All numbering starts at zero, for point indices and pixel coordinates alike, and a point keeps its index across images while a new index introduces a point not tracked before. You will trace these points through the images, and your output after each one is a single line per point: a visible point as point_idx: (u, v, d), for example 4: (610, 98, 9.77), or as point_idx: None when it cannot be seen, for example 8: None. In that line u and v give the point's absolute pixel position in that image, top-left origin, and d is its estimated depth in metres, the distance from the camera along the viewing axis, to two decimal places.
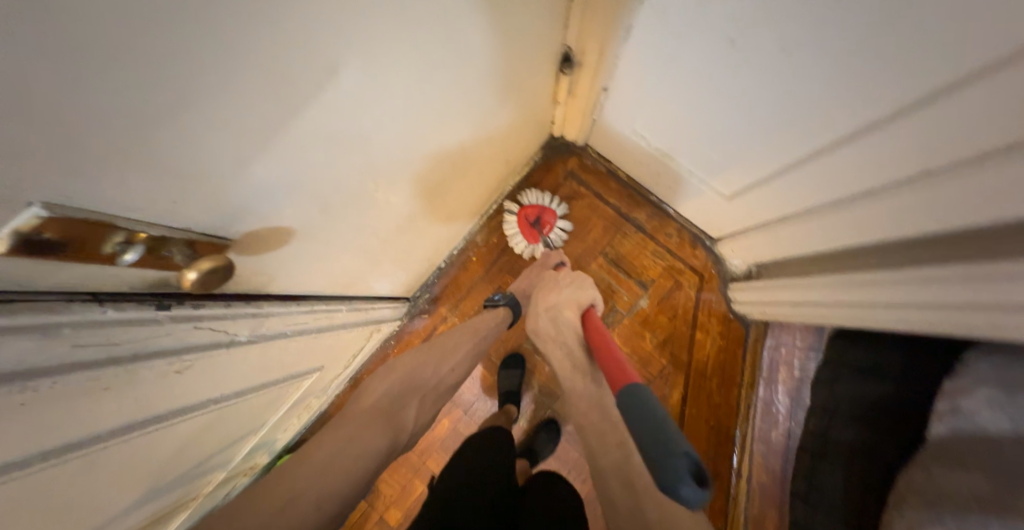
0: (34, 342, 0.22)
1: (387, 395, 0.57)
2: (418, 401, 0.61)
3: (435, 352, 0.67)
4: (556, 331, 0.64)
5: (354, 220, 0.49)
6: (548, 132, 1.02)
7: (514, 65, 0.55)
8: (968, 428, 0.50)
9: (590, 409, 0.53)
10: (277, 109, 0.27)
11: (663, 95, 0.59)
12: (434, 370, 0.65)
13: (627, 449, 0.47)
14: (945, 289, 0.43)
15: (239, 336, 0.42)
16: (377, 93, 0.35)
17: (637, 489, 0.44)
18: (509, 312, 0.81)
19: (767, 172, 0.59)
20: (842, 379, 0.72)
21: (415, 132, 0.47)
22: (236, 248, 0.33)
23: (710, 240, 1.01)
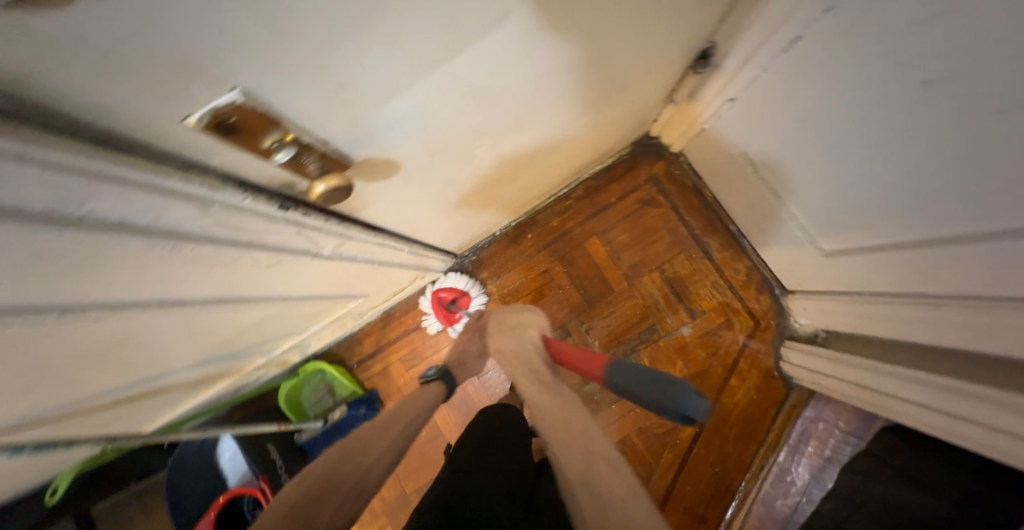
0: (191, 209, 0.25)
1: (287, 504, 0.38)
2: (335, 509, 0.40)
3: (353, 446, 0.47)
4: (520, 348, 0.56)
5: (448, 171, 0.49)
6: (646, 130, 0.96)
7: (648, 54, 0.51)
8: None
9: (557, 421, 0.42)
10: (438, 46, 0.26)
11: (797, 126, 0.53)
12: (358, 465, 0.45)
13: (591, 456, 0.36)
14: None
15: (324, 249, 0.44)
16: (520, 50, 0.33)
17: (605, 505, 0.31)
18: (442, 387, 0.64)
19: (886, 241, 0.53)
20: (879, 477, 0.64)
21: (532, 99, 0.45)
22: (354, 170, 0.34)
23: (780, 290, 0.93)
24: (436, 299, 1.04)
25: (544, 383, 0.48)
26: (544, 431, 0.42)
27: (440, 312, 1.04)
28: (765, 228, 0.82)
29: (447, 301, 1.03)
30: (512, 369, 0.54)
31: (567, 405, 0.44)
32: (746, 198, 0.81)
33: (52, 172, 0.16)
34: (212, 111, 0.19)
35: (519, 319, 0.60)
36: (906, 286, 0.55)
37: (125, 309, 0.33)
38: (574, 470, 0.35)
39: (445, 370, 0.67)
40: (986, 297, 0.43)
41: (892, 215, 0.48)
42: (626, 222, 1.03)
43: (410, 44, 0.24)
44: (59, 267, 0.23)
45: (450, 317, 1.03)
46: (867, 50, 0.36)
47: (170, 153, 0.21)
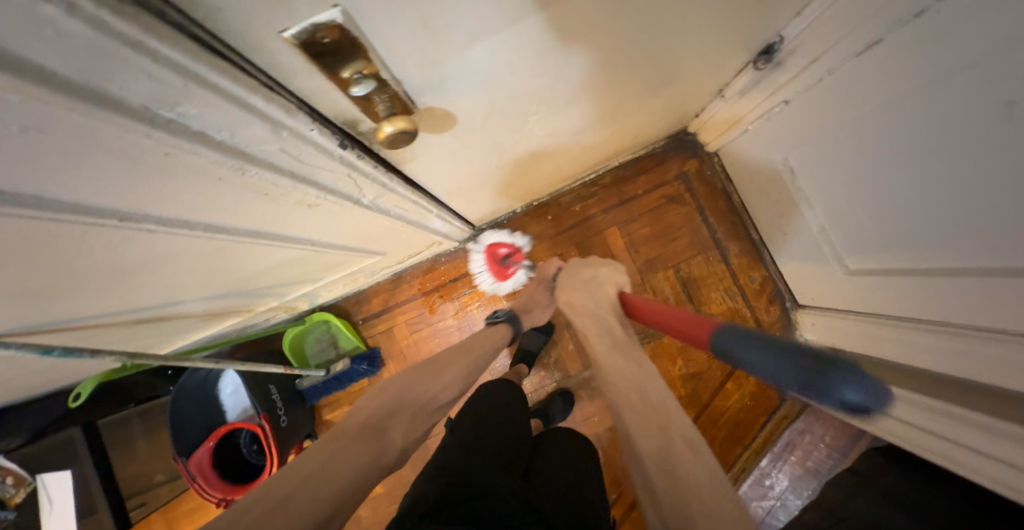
0: (265, 133, 0.24)
1: (372, 413, 0.45)
2: (410, 420, 0.47)
3: (425, 371, 0.54)
4: (594, 305, 0.60)
5: (494, 138, 0.48)
6: (684, 124, 0.94)
7: (713, 42, 0.49)
8: None
9: (630, 390, 0.43)
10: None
11: (849, 138, 0.52)
12: (428, 387, 0.52)
13: (672, 434, 0.36)
14: None
15: (364, 198, 0.44)
16: (598, 20, 0.32)
17: (681, 483, 0.32)
18: (509, 330, 0.72)
19: (914, 267, 0.53)
20: (859, 495, 0.65)
21: (593, 74, 0.44)
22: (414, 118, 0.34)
23: (792, 304, 0.94)
24: (490, 253, 1.04)
25: (617, 346, 0.51)
26: (613, 396, 0.45)
27: (493, 266, 1.05)
28: (791, 240, 0.81)
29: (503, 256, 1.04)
30: (586, 327, 0.58)
31: (639, 373, 0.45)
32: (777, 208, 0.80)
33: (159, 66, 0.16)
34: (310, 30, 0.19)
35: (592, 277, 0.65)
36: (925, 313, 0.55)
37: (174, 227, 0.33)
38: (646, 445, 0.36)
39: (513, 312, 0.75)
40: (1007, 332, 0.43)
41: (930, 243, 0.48)
42: (649, 216, 1.02)
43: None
44: (130, 164, 0.23)
45: (503, 272, 1.04)
46: (951, 65, 0.34)
47: (257, 67, 0.21)
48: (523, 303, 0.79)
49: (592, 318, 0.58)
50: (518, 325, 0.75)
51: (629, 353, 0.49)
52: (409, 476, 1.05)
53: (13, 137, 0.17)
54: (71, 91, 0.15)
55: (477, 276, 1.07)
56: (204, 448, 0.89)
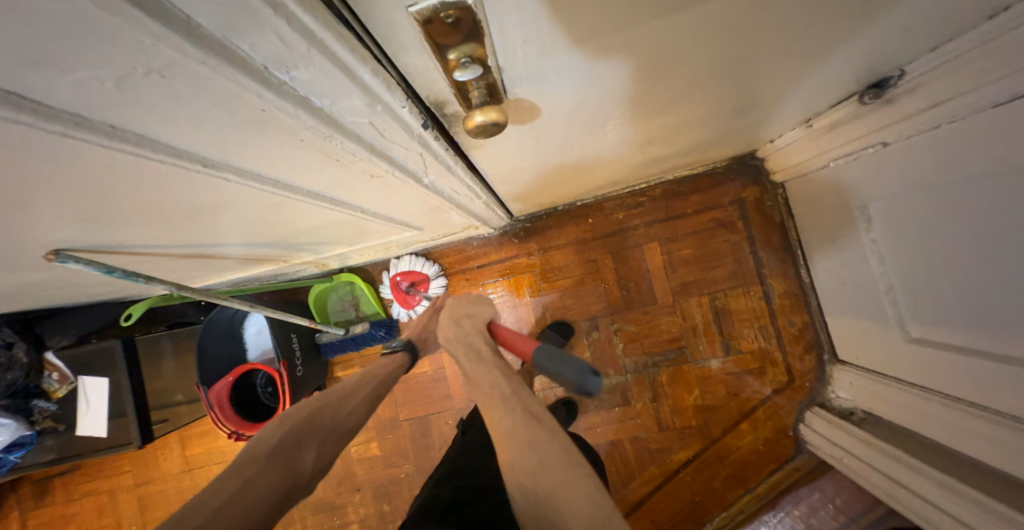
0: (362, 106, 0.24)
1: (273, 444, 0.45)
2: (317, 447, 0.48)
3: (332, 395, 0.54)
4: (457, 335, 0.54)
5: (565, 136, 0.47)
6: (753, 148, 0.89)
7: (820, 68, 0.45)
8: None
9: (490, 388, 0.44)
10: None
11: (947, 197, 0.47)
12: (334, 411, 0.52)
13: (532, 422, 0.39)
14: None
15: (425, 177, 0.44)
16: (711, 32, 0.30)
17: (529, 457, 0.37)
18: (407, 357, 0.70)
19: (984, 349, 0.49)
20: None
21: (687, 86, 0.41)
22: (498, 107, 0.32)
23: (829, 357, 0.89)
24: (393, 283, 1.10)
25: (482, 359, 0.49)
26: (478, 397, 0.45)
27: (398, 296, 1.10)
28: (847, 289, 0.77)
29: (405, 285, 1.09)
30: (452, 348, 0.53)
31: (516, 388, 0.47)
32: (840, 254, 0.76)
33: (292, 29, 0.15)
34: (438, 8, 0.18)
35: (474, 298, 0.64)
36: (988, 401, 0.51)
37: (247, 179, 0.34)
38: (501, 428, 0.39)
39: (409, 339, 0.72)
40: None
41: (1013, 329, 0.43)
42: (692, 238, 0.98)
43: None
44: (227, 117, 0.23)
45: (408, 300, 1.09)
46: None
47: (373, 37, 0.20)
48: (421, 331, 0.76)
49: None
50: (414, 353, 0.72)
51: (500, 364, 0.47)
52: (407, 446, 1.08)
53: (135, 77, 0.17)
54: (200, 39, 0.15)
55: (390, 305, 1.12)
56: (223, 382, 0.94)
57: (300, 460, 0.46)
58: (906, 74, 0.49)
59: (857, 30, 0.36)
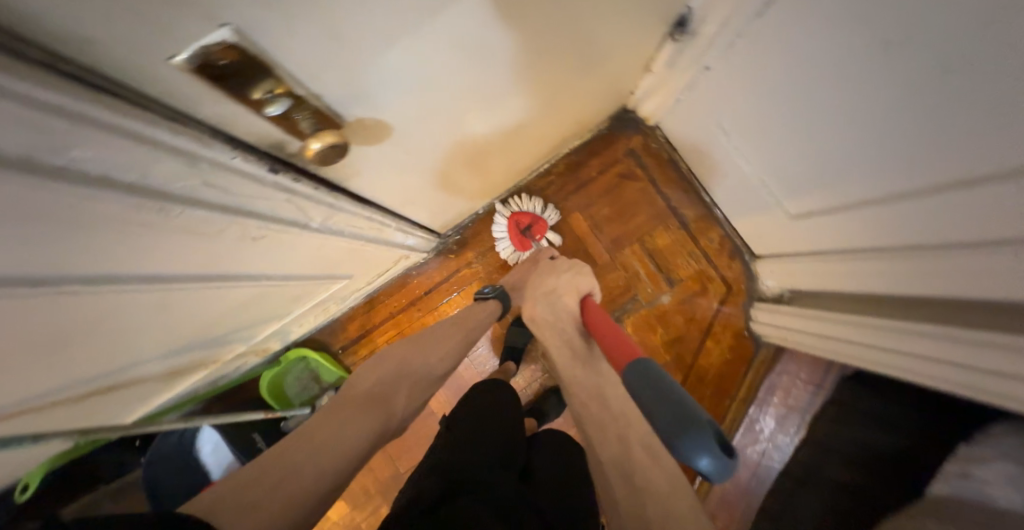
0: (179, 167, 0.23)
1: (376, 387, 0.54)
2: (409, 390, 0.57)
3: (418, 345, 0.62)
4: (555, 318, 0.66)
5: (435, 141, 0.48)
6: (623, 103, 0.97)
7: (629, 23, 0.52)
8: (967, 496, 0.50)
9: (592, 404, 0.53)
10: None
11: (770, 84, 0.55)
12: (425, 360, 0.61)
13: (626, 441, 0.46)
14: (1009, 361, 0.43)
15: (311, 222, 0.43)
16: (506, 14, 0.33)
17: (639, 489, 0.41)
18: (499, 306, 0.74)
19: (847, 201, 0.58)
20: (851, 421, 0.76)
21: (521, 65, 0.45)
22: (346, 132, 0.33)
23: (750, 256, 1.00)
24: (512, 223, 1.02)
25: (579, 361, 0.60)
26: (582, 407, 0.54)
27: (515, 236, 1.02)
28: (736, 195, 0.87)
29: (524, 226, 1.02)
30: (550, 342, 0.65)
31: (605, 389, 0.54)
32: (721, 169, 0.85)
33: (54, 115, 0.14)
34: (204, 54, 0.18)
35: (554, 287, 0.68)
36: (871, 242, 0.59)
37: (110, 283, 0.31)
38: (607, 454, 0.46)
39: (502, 287, 0.77)
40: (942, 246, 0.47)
41: (860, 174, 0.51)
42: (607, 195, 1.05)
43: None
44: (63, 227, 0.21)
45: (525, 242, 1.02)
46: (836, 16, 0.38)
47: (156, 99, 0.20)
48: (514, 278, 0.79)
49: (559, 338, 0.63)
50: (506, 300, 0.76)
51: (602, 372, 0.57)
52: None
53: None
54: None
55: (500, 244, 1.04)
56: None
57: (390, 406, 0.53)
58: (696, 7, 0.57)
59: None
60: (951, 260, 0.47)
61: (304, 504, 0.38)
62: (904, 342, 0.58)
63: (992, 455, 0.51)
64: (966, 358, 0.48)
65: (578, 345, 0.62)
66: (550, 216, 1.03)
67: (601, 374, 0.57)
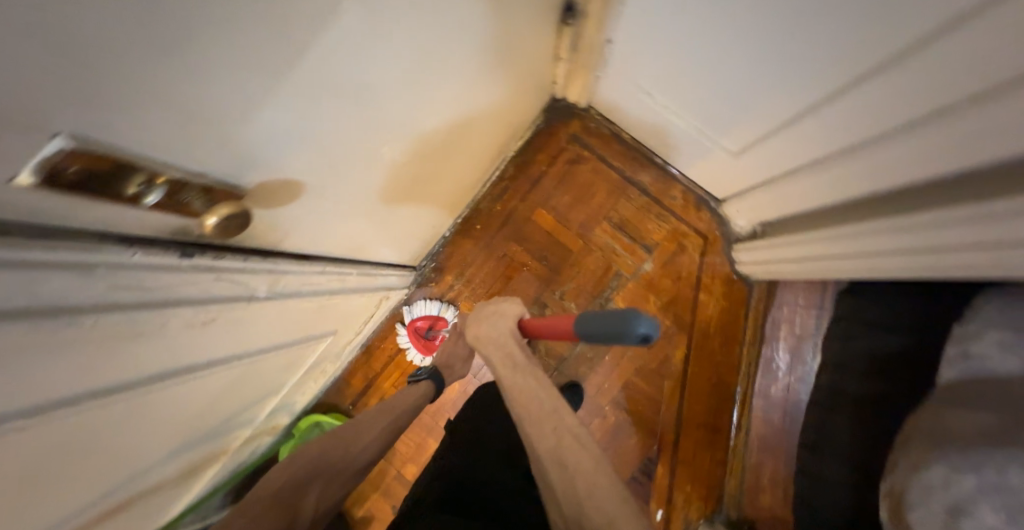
0: (74, 279, 0.24)
1: (291, 484, 0.53)
2: (322, 488, 0.57)
3: (346, 433, 0.63)
4: (497, 334, 0.64)
5: (360, 181, 0.50)
6: (551, 93, 1.01)
7: (520, 21, 0.55)
8: (977, 375, 0.49)
9: (533, 402, 0.52)
10: (298, 53, 0.26)
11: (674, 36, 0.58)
12: (347, 450, 0.61)
13: (561, 432, 0.48)
14: (962, 229, 0.44)
15: (258, 291, 0.43)
16: (384, 48, 0.35)
17: (571, 477, 0.43)
18: (430, 385, 0.78)
19: (777, 124, 0.60)
20: (854, 333, 0.76)
21: (423, 90, 0.47)
22: (252, 199, 0.33)
23: (715, 202, 1.01)
24: (413, 329, 1.06)
25: (516, 367, 0.58)
26: (521, 407, 0.53)
27: (418, 342, 1.06)
28: (682, 148, 0.88)
29: (425, 330, 1.06)
30: (494, 359, 0.62)
31: (539, 386, 0.54)
32: (660, 128, 0.87)
33: None
34: (45, 170, 0.18)
35: (495, 310, 0.69)
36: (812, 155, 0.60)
37: (70, 406, 0.30)
38: (545, 447, 0.47)
39: (431, 367, 0.83)
40: (860, 141, 0.49)
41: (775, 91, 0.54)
42: (563, 184, 1.06)
43: (266, 64, 0.25)
44: None
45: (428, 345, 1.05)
46: None
47: (22, 224, 0.20)
48: (446, 356, 0.85)
49: (500, 349, 0.62)
50: (440, 380, 0.81)
51: (539, 376, 0.56)
52: None
53: None
54: None
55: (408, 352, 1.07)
56: None
57: (300, 504, 0.53)
58: None
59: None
60: (876, 150, 0.48)
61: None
62: (868, 242, 0.58)
63: (984, 323, 0.51)
64: (926, 240, 0.49)
65: (519, 352, 0.61)
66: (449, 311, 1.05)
67: (536, 375, 0.56)
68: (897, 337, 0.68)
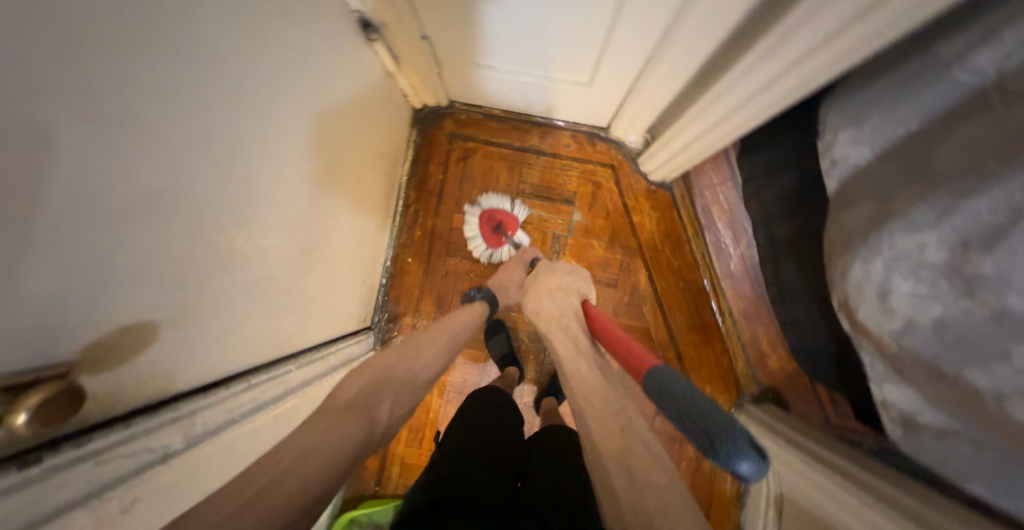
0: None
1: (359, 391, 0.46)
2: (394, 396, 0.50)
3: (406, 351, 0.57)
4: (559, 314, 0.65)
5: (241, 279, 0.46)
6: (409, 106, 1.01)
7: (306, 56, 0.53)
8: (847, 174, 0.53)
9: (595, 395, 0.49)
10: (72, 194, 0.24)
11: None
12: (411, 365, 0.55)
13: (630, 434, 0.43)
14: (780, 51, 0.47)
15: (174, 445, 0.37)
16: (172, 149, 0.33)
17: (635, 476, 0.37)
18: (485, 305, 0.75)
19: (604, 31, 0.62)
20: (761, 187, 0.81)
21: (251, 164, 0.45)
22: (86, 369, 0.29)
23: (604, 132, 1.05)
24: (488, 218, 1.01)
25: (580, 352, 0.58)
26: (581, 397, 0.50)
27: (488, 233, 1.01)
28: (548, 97, 0.91)
29: (496, 223, 1.00)
30: (554, 336, 0.63)
31: (604, 385, 0.51)
32: (521, 88, 0.88)
33: None
34: None
35: (557, 285, 0.71)
36: (648, 46, 0.63)
37: None
38: (610, 446, 0.41)
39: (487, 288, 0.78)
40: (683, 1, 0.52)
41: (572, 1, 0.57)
42: (466, 181, 1.06)
43: (32, 222, 0.22)
44: None
45: (497, 240, 1.00)
46: None
47: None
48: (500, 280, 0.83)
49: (560, 327, 0.63)
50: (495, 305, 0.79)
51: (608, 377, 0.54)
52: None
53: None
54: None
55: (471, 240, 1.01)
56: None
57: (376, 411, 0.46)
58: (364, 9, 0.64)
59: (261, 37, 0.43)
60: (696, 7, 0.51)
61: (288, 499, 0.30)
62: (722, 105, 0.61)
63: (836, 127, 0.55)
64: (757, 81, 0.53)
65: (586, 340, 0.61)
66: (518, 210, 1.02)
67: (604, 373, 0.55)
68: (791, 173, 0.72)
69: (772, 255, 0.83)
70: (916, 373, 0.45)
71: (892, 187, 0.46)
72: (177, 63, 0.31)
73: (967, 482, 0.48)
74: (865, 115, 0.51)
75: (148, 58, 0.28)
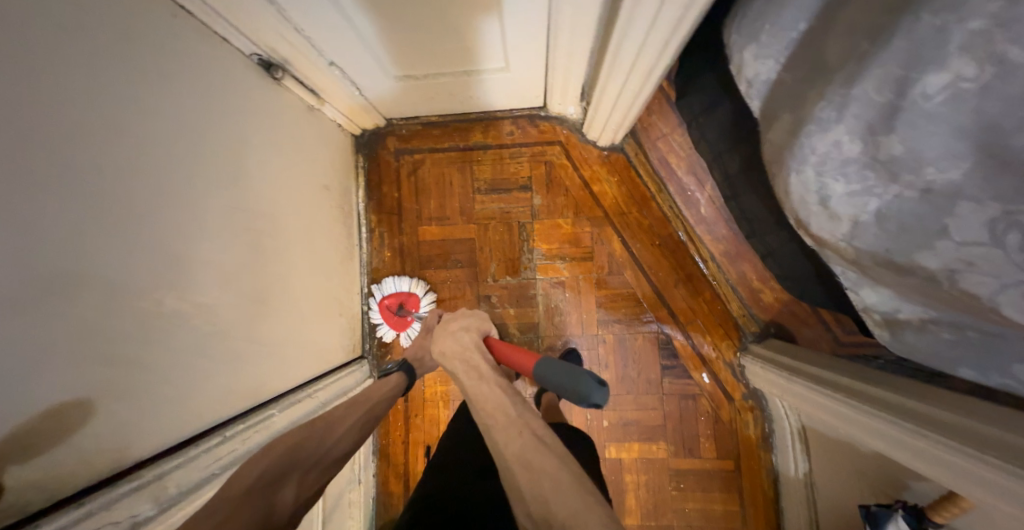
0: None
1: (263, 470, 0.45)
2: (300, 479, 0.47)
3: (319, 426, 0.56)
4: (463, 347, 0.63)
5: (185, 338, 0.47)
6: (347, 134, 1.02)
7: (213, 111, 0.54)
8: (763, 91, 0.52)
9: (501, 411, 0.47)
10: None
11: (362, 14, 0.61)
12: (320, 441, 0.54)
13: (548, 449, 0.41)
14: None
15: (144, 511, 0.38)
16: (79, 228, 0.34)
17: (542, 484, 0.36)
18: (402, 375, 0.77)
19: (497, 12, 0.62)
20: (703, 125, 0.80)
21: (175, 225, 0.46)
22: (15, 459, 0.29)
23: (542, 111, 1.04)
24: (385, 307, 1.02)
25: (482, 377, 0.55)
26: (490, 415, 0.47)
27: (391, 319, 1.02)
28: (475, 92, 0.91)
29: (395, 307, 1.01)
30: (455, 369, 0.60)
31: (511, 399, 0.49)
32: (447, 89, 0.89)
33: None
34: None
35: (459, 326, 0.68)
36: (542, 18, 0.63)
37: None
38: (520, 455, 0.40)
39: (405, 361, 0.81)
40: None
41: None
42: (421, 193, 1.06)
43: None
44: None
45: (402, 322, 1.00)
46: None
47: None
48: (415, 350, 0.84)
49: (470, 356, 0.61)
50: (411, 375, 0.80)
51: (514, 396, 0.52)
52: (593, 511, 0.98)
53: None
54: None
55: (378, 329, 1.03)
56: None
57: (279, 493, 0.43)
58: (264, 52, 0.65)
59: (160, 103, 0.44)
60: None
61: None
62: (624, 59, 0.60)
63: (741, 46, 0.54)
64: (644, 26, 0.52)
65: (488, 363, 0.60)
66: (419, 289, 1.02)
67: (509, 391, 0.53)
68: (724, 104, 0.70)
69: (732, 190, 0.81)
70: (876, 269, 0.44)
71: (801, 91, 0.45)
72: (59, 145, 0.32)
73: (957, 369, 0.46)
74: (761, 27, 0.50)
75: (38, 147, 0.30)
